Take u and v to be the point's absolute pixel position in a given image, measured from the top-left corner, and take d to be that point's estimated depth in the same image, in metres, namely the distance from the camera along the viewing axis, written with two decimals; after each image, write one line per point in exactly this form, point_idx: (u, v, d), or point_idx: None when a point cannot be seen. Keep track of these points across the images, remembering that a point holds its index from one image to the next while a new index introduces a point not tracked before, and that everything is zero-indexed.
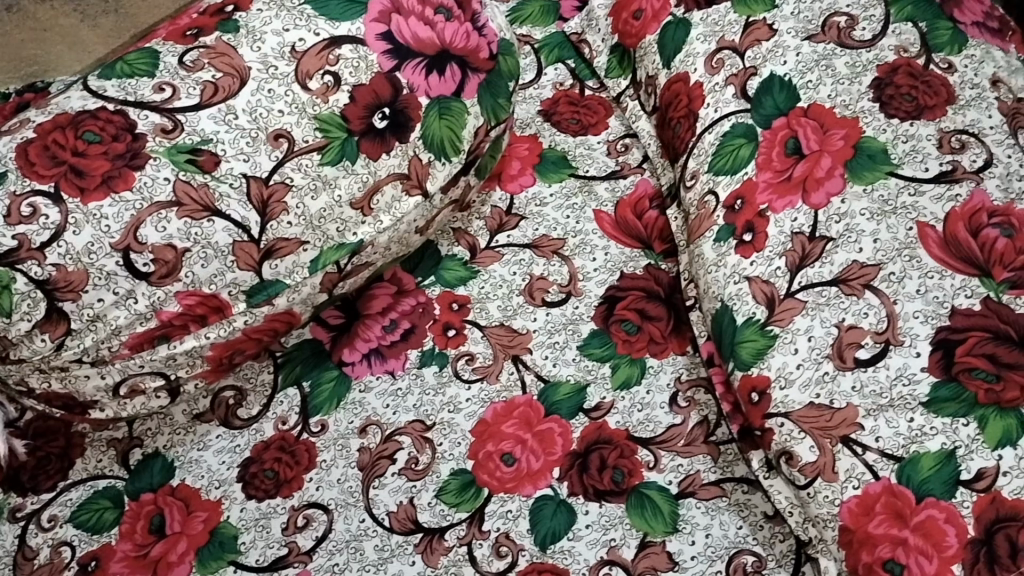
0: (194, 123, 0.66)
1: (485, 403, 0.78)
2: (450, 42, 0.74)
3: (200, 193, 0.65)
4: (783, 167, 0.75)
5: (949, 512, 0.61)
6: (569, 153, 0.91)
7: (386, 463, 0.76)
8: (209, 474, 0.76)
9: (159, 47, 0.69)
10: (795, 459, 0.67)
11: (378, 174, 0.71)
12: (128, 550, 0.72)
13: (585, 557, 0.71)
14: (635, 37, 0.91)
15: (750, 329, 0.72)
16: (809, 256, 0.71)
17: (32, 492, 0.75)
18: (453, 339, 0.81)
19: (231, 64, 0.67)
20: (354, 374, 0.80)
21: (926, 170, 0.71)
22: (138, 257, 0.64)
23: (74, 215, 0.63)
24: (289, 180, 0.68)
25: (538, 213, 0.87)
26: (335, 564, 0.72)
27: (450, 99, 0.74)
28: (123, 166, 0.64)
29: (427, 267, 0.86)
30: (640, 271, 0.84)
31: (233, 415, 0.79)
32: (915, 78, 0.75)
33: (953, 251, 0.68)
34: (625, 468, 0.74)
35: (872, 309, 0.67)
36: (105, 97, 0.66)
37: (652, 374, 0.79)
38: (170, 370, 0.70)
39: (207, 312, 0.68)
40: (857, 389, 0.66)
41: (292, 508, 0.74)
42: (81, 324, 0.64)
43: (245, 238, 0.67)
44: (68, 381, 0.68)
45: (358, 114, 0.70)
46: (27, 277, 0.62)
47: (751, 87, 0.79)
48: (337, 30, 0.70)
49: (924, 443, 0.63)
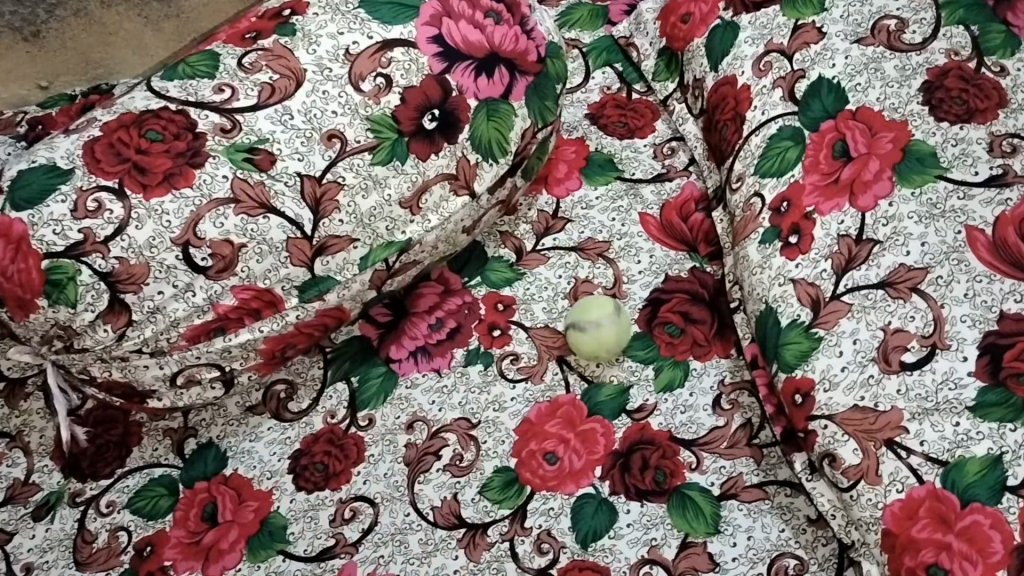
0: (251, 123, 0.68)
1: (529, 403, 0.79)
2: (500, 45, 0.75)
3: (257, 190, 0.68)
4: (830, 169, 0.74)
5: (994, 518, 0.60)
6: (616, 156, 0.92)
7: (432, 459, 0.77)
8: (261, 465, 0.78)
9: (219, 50, 0.72)
10: (838, 462, 0.67)
11: (427, 174, 0.73)
12: (181, 536, 0.74)
13: (625, 555, 0.71)
14: (682, 41, 0.91)
15: (795, 330, 0.71)
16: (855, 259, 0.71)
17: (91, 478, 0.77)
18: (498, 339, 0.83)
19: (288, 66, 0.70)
20: (401, 371, 0.82)
21: (976, 174, 0.71)
22: (196, 252, 0.66)
23: (137, 211, 0.65)
24: (342, 179, 0.70)
25: (584, 216, 0.88)
26: (380, 556, 0.73)
27: (498, 101, 0.75)
28: (184, 163, 0.67)
29: (474, 267, 0.87)
30: (685, 273, 0.84)
31: (284, 409, 0.81)
32: (966, 81, 0.74)
33: (1002, 255, 0.68)
34: (667, 468, 0.75)
35: (919, 313, 0.67)
36: (168, 98, 0.69)
37: (695, 376, 0.79)
38: (225, 362, 0.72)
39: (262, 306, 0.70)
40: (902, 392, 0.66)
41: (340, 501, 0.76)
42: (142, 315, 0.67)
43: (298, 235, 0.69)
44: (128, 370, 0.71)
45: (409, 115, 0.72)
46: (91, 269, 0.65)
47: (799, 90, 0.79)
48: (390, 34, 0.72)
49: (969, 448, 0.63)
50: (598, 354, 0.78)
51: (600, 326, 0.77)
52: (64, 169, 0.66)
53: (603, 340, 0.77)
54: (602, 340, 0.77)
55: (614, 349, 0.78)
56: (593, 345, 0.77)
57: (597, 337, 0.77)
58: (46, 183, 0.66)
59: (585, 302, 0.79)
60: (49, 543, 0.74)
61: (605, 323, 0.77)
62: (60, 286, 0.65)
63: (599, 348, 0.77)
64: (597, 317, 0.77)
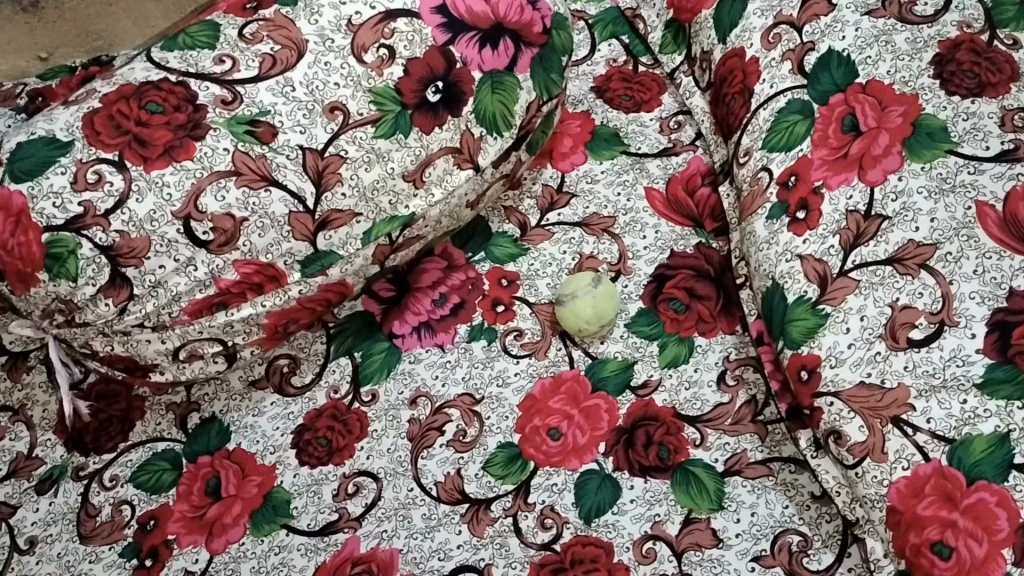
0: (252, 95, 0.67)
1: (533, 378, 0.79)
2: (504, 15, 0.74)
3: (258, 163, 0.67)
4: (839, 144, 0.73)
5: (1001, 496, 0.60)
6: (622, 130, 0.91)
7: (434, 435, 0.77)
8: (264, 439, 0.78)
9: (220, 20, 0.71)
10: (844, 439, 0.66)
11: (431, 147, 0.72)
12: (185, 510, 0.74)
13: (629, 531, 0.71)
14: (690, 13, 0.89)
15: (801, 307, 0.71)
16: (863, 234, 0.70)
17: (94, 453, 0.77)
18: (502, 314, 0.82)
19: (290, 37, 0.69)
20: (404, 346, 0.81)
21: (987, 149, 0.70)
22: (197, 225, 0.66)
23: (137, 183, 0.65)
24: (344, 152, 0.69)
25: (589, 191, 0.87)
26: (383, 531, 0.73)
27: (502, 73, 0.74)
28: (185, 136, 0.66)
29: (477, 243, 0.86)
30: (691, 249, 0.84)
31: (287, 383, 0.80)
32: (978, 54, 0.73)
33: (1013, 231, 0.67)
34: (671, 445, 0.74)
35: (927, 289, 0.66)
36: (169, 69, 0.68)
37: (700, 353, 0.78)
38: (227, 337, 0.72)
39: (264, 280, 0.70)
40: (909, 369, 0.65)
41: (343, 476, 0.76)
42: (143, 289, 0.67)
43: (300, 209, 0.68)
44: (130, 345, 0.70)
45: (412, 88, 0.71)
46: (92, 243, 0.64)
47: (808, 63, 0.77)
48: (393, 4, 0.71)
49: (977, 425, 0.62)
50: (580, 327, 0.78)
51: (575, 297, 0.78)
52: (64, 142, 0.66)
53: (577, 311, 0.77)
54: (575, 310, 0.77)
55: (596, 323, 0.78)
56: (571, 316, 0.78)
57: (569, 308, 0.78)
58: (46, 156, 0.65)
59: (573, 278, 0.80)
60: (52, 516, 0.74)
61: (581, 294, 0.78)
62: (60, 260, 0.64)
63: (576, 320, 0.78)
64: (575, 290, 0.79)
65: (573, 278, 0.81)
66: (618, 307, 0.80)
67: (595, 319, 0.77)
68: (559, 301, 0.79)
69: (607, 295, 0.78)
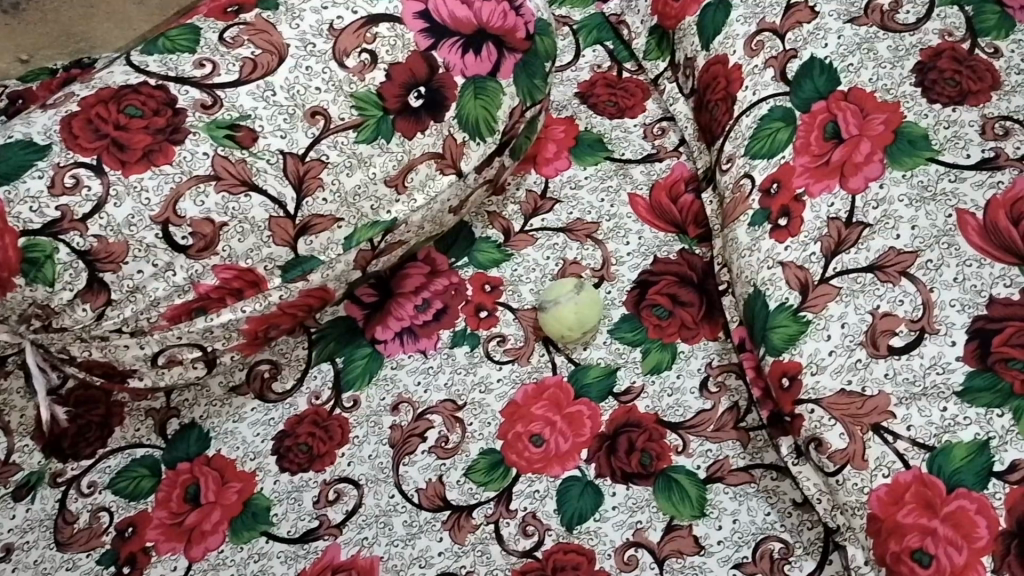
0: (233, 99, 0.67)
1: (516, 384, 0.78)
2: (488, 21, 0.73)
3: (238, 167, 0.66)
4: (821, 151, 0.74)
5: (980, 503, 0.60)
6: (605, 136, 0.91)
7: (416, 441, 0.76)
8: (244, 445, 0.77)
9: (200, 24, 0.70)
10: (824, 446, 0.67)
11: (413, 153, 0.72)
12: (164, 517, 0.74)
13: (611, 538, 0.71)
14: (674, 19, 0.90)
15: (783, 314, 0.71)
16: (844, 242, 0.70)
17: (72, 459, 0.76)
18: (485, 320, 0.82)
19: (271, 41, 0.68)
20: (386, 352, 0.81)
21: (967, 157, 0.70)
22: (176, 231, 0.65)
23: (115, 187, 0.64)
24: (325, 157, 0.69)
25: (573, 196, 0.87)
26: (364, 538, 0.72)
27: (486, 79, 0.74)
28: (164, 140, 0.65)
29: (461, 249, 0.86)
30: (674, 256, 0.84)
31: (268, 389, 0.80)
32: (959, 62, 0.73)
33: (992, 240, 0.67)
34: (653, 451, 0.74)
35: (908, 297, 0.66)
36: (148, 72, 0.68)
37: (682, 359, 0.78)
38: (206, 342, 0.71)
39: (244, 286, 0.69)
40: (890, 376, 0.65)
41: (324, 482, 0.75)
42: (121, 295, 0.66)
43: (281, 214, 0.68)
44: (108, 351, 0.70)
45: (394, 92, 0.71)
46: (69, 248, 0.64)
47: (791, 70, 0.77)
48: (374, 9, 0.70)
49: (956, 433, 0.62)
50: (563, 334, 0.78)
51: (558, 304, 0.78)
52: (42, 145, 0.65)
53: (560, 318, 0.77)
54: (559, 318, 0.77)
55: (579, 332, 0.78)
56: (553, 323, 0.77)
57: (553, 315, 0.77)
58: (22, 159, 0.64)
59: (555, 285, 0.80)
60: (29, 523, 0.73)
61: (564, 302, 0.78)
62: (37, 265, 0.64)
63: (559, 327, 0.77)
64: (557, 296, 0.78)
65: (556, 283, 0.81)
66: (601, 313, 0.80)
67: (578, 326, 0.77)
68: (543, 307, 0.79)
69: (590, 302, 0.78)
